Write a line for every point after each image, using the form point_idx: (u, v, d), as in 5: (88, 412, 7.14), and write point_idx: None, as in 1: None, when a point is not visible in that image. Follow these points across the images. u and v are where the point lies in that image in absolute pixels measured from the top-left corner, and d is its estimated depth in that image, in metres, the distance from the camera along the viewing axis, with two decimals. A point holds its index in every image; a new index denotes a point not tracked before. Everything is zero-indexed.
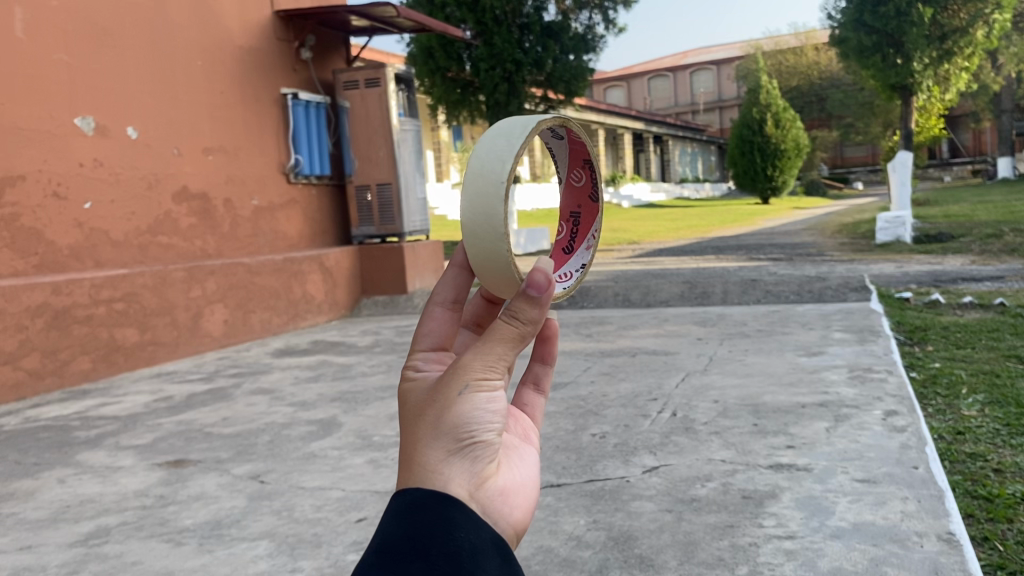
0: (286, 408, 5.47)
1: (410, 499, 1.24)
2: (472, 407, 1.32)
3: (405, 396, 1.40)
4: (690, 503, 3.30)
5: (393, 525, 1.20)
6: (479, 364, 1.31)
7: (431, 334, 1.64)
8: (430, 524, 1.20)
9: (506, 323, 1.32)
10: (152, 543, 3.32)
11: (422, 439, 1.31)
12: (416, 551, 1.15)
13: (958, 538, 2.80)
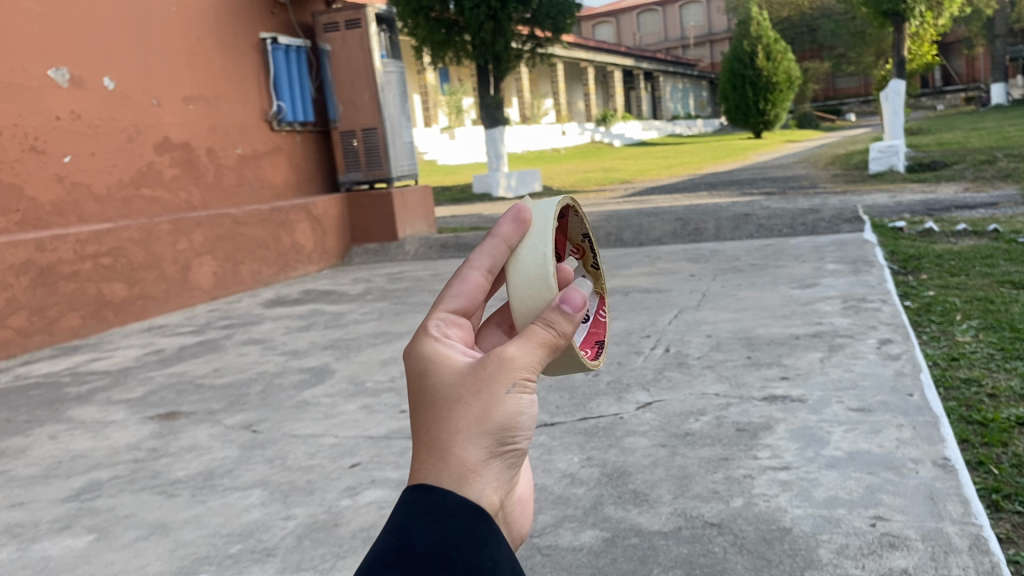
0: (277, 357, 5.43)
1: (439, 501, 1.10)
2: (517, 409, 1.15)
3: (431, 367, 1.19)
4: (684, 437, 3.29)
5: (416, 525, 1.07)
6: (525, 367, 1.17)
7: (455, 298, 1.34)
8: (457, 534, 1.08)
9: (541, 329, 1.20)
10: (144, 496, 3.30)
11: (462, 430, 1.14)
12: (440, 561, 1.04)
13: (954, 463, 2.78)
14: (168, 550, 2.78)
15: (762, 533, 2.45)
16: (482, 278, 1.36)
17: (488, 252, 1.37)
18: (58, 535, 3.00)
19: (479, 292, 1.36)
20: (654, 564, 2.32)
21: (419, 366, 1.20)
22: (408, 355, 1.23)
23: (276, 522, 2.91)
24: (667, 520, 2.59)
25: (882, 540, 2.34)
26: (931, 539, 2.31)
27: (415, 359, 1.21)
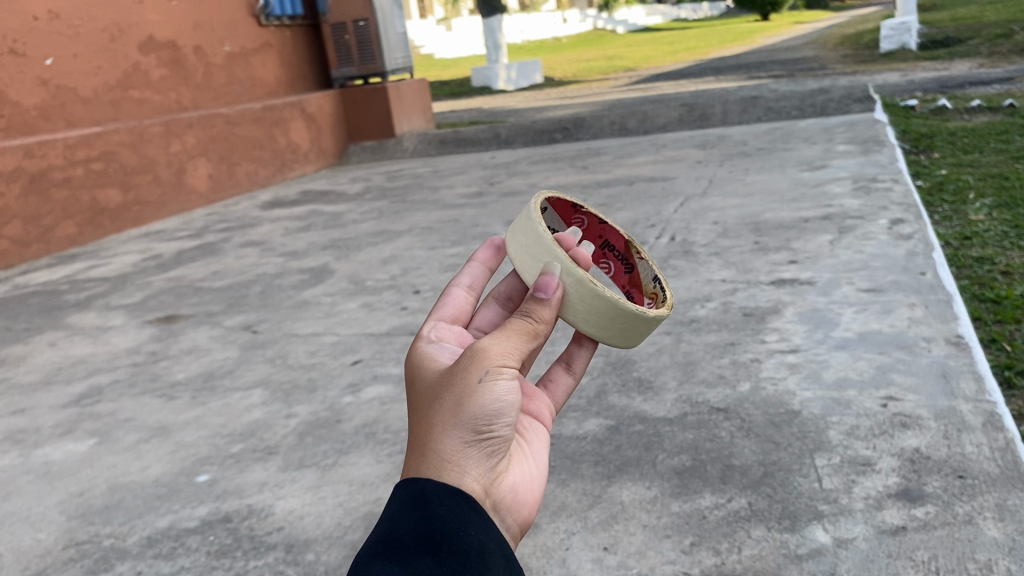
0: (276, 258, 5.34)
1: (422, 488, 1.08)
2: (493, 397, 1.18)
3: (425, 380, 1.25)
4: (689, 323, 3.21)
5: (400, 519, 1.04)
6: (498, 356, 1.21)
7: (446, 313, 1.57)
8: (442, 520, 1.04)
9: (519, 322, 1.28)
10: (145, 398, 3.26)
11: (441, 422, 1.15)
12: (426, 543, 1.00)
13: (967, 341, 2.70)
14: (169, 451, 2.74)
15: (769, 417, 2.39)
16: (465, 293, 1.62)
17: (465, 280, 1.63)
18: (60, 439, 2.98)
19: (465, 304, 1.60)
20: (659, 451, 2.27)
21: (415, 383, 1.26)
22: (410, 374, 1.30)
23: (278, 421, 2.87)
24: (672, 407, 2.53)
25: (893, 421, 2.27)
26: (944, 418, 2.25)
27: (411, 376, 1.29)
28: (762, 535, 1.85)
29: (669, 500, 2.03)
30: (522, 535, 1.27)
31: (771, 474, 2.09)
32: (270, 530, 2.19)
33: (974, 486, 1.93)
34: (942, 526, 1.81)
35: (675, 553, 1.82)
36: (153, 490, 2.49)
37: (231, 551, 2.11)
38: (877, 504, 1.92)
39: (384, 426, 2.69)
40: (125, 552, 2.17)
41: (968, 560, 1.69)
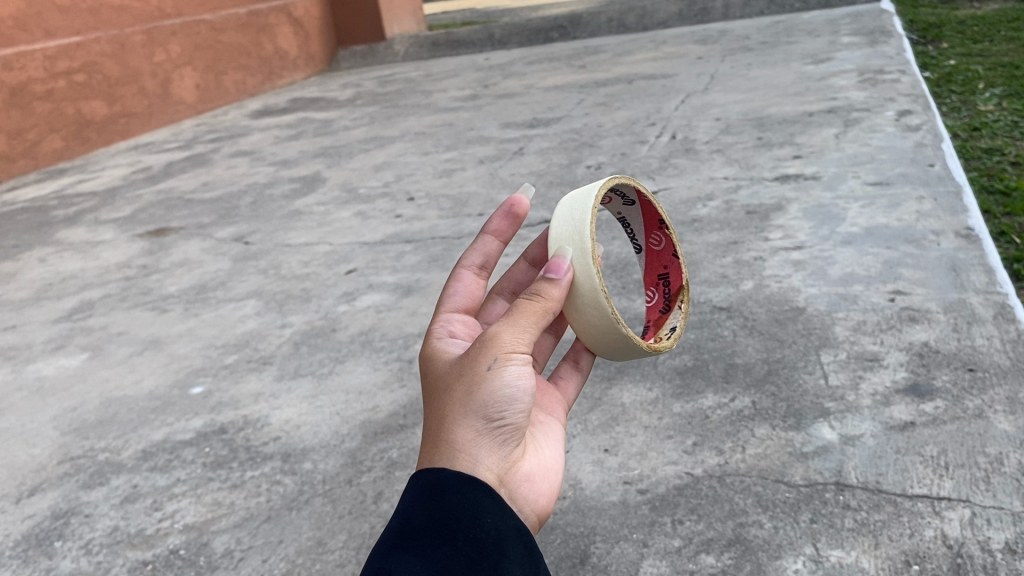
0: (267, 168, 5.21)
1: (436, 477, 1.03)
2: (504, 385, 1.09)
3: (439, 368, 1.18)
4: (691, 223, 3.12)
5: (413, 510, 0.99)
6: (509, 341, 1.11)
7: (457, 298, 1.43)
8: (457, 510, 0.99)
9: (526, 303, 1.15)
10: (137, 312, 3.20)
11: (453, 413, 1.09)
12: (442, 534, 0.96)
13: (977, 233, 2.61)
14: (163, 365, 2.69)
15: (773, 314, 2.33)
16: (475, 278, 1.47)
17: (478, 251, 1.48)
18: (52, 356, 2.93)
19: (476, 291, 1.46)
20: (660, 352, 2.22)
21: (433, 368, 1.20)
22: (429, 360, 1.23)
23: (272, 331, 2.81)
24: None
25: (902, 316, 2.21)
26: (954, 312, 2.18)
27: (428, 363, 1.22)
28: (767, 433, 1.80)
29: (671, 401, 1.98)
30: (541, 525, 1.20)
31: (775, 372, 2.04)
32: (266, 440, 2.15)
33: (985, 380, 1.88)
34: (952, 421, 1.76)
35: (678, 453, 1.78)
36: (147, 403, 2.45)
37: (227, 463, 2.07)
38: (885, 400, 1.87)
39: (381, 334, 2.63)
40: (120, 466, 2.14)
41: (978, 454, 1.64)
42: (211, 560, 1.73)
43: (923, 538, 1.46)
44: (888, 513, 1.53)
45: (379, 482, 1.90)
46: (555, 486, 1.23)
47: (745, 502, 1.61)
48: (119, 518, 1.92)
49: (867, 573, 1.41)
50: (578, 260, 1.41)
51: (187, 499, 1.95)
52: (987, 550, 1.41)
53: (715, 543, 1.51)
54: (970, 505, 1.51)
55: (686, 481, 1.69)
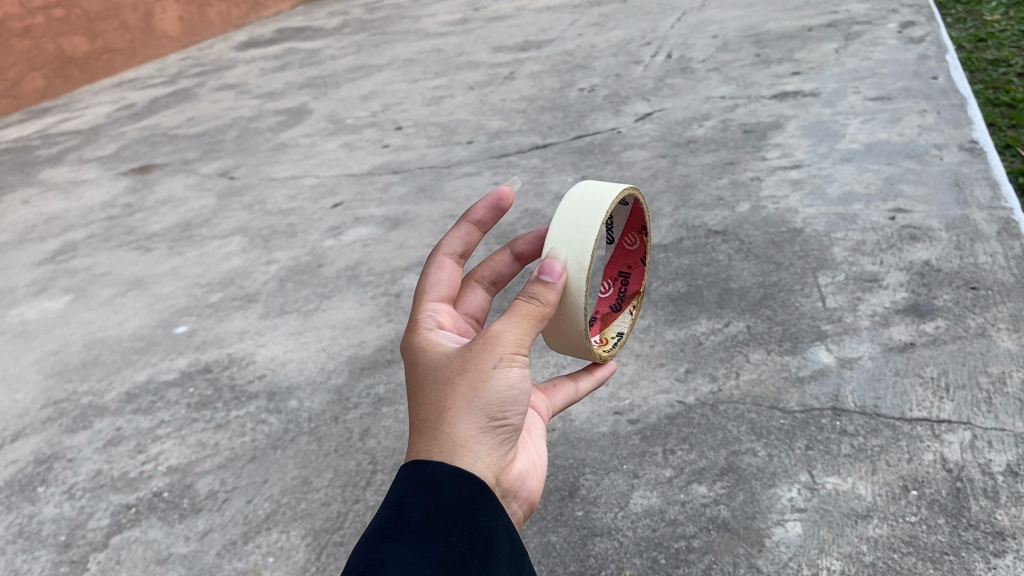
0: (253, 101, 5.07)
1: (432, 472, 0.86)
2: (508, 386, 0.96)
3: (424, 358, 1.01)
4: (686, 145, 3.02)
5: (406, 499, 0.83)
6: (511, 337, 0.97)
7: (440, 286, 1.21)
8: (453, 504, 0.84)
9: (527, 301, 1.02)
10: (121, 253, 3.12)
11: (453, 407, 0.93)
12: (437, 527, 0.80)
13: (982, 146, 2.52)
14: (146, 305, 2.63)
15: (770, 236, 2.25)
16: (456, 266, 1.25)
17: (461, 235, 1.26)
18: (35, 299, 2.87)
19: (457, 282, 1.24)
20: (653, 279, 2.15)
21: (414, 357, 1.03)
22: (408, 348, 1.06)
23: (258, 268, 2.74)
24: (667, 233, 2.39)
25: (902, 235, 2.13)
26: (956, 229, 2.10)
27: (407, 350, 1.05)
28: (762, 358, 1.75)
29: (664, 328, 1.93)
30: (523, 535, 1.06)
31: (771, 296, 1.97)
32: (251, 378, 2.10)
33: (987, 299, 1.81)
34: (953, 340, 1.70)
35: (670, 382, 1.73)
36: (130, 344, 2.40)
37: (211, 403, 2.03)
38: (884, 321, 1.81)
39: (368, 269, 2.56)
40: (104, 409, 2.10)
41: (980, 374, 1.59)
42: (195, 502, 1.69)
43: (922, 462, 1.41)
44: (886, 438, 1.48)
45: (365, 419, 1.85)
46: (537, 489, 1.08)
47: (739, 429, 1.56)
48: (102, 462, 1.88)
49: (864, 499, 1.36)
50: (574, 265, 1.23)
51: (170, 441, 1.91)
52: (988, 473, 1.37)
53: (707, 473, 1.47)
54: (971, 428, 1.46)
55: (678, 410, 1.64)
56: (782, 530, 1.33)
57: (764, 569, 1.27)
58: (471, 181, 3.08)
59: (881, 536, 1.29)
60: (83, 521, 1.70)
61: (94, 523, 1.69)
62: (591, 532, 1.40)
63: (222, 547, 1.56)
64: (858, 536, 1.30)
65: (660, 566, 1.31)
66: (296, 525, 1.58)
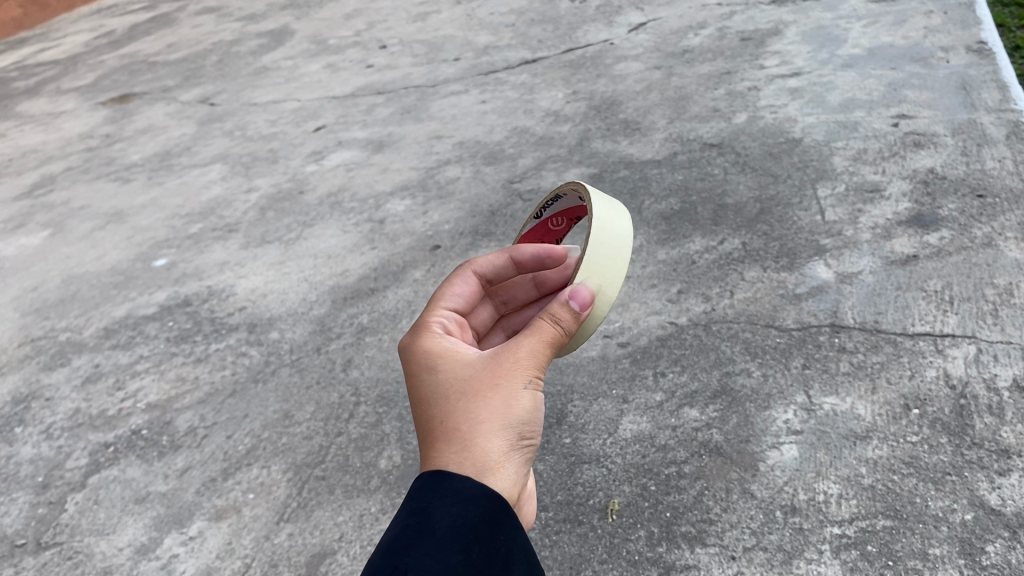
0: (234, 24, 4.89)
1: (457, 484, 0.71)
2: (537, 409, 0.81)
3: (437, 368, 0.85)
4: (681, 55, 2.89)
5: (429, 504, 0.68)
6: (539, 357, 0.83)
7: (458, 298, 1.01)
8: (480, 515, 0.68)
9: (550, 319, 0.86)
10: (99, 185, 3.03)
11: (483, 421, 0.78)
12: (459, 539, 0.65)
13: (991, 48, 2.39)
14: (125, 238, 2.55)
15: (767, 148, 2.15)
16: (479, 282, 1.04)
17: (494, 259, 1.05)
18: (12, 234, 2.79)
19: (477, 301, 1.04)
20: (645, 197, 2.06)
21: (423, 364, 0.86)
22: (411, 354, 0.88)
23: (238, 197, 2.65)
24: (661, 148, 2.29)
25: (905, 142, 2.03)
26: (963, 134, 2.00)
27: (414, 357, 0.88)
28: (758, 276, 1.68)
29: (656, 248, 1.84)
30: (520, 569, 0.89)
31: (767, 210, 1.88)
32: (231, 311, 2.03)
33: (994, 207, 1.73)
34: (958, 252, 1.62)
35: (662, 303, 1.66)
36: (108, 279, 2.33)
37: (191, 337, 1.97)
38: (886, 233, 1.73)
39: (351, 195, 2.47)
40: (82, 345, 2.04)
41: (986, 286, 1.51)
42: (174, 439, 1.64)
43: (924, 379, 1.34)
44: (887, 354, 1.41)
45: (348, 349, 1.79)
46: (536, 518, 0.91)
47: (732, 349, 1.50)
48: (80, 400, 1.83)
49: (863, 419, 1.30)
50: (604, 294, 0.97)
51: (149, 376, 1.86)
52: (993, 389, 1.30)
53: (700, 396, 1.41)
54: (976, 342, 1.39)
55: (669, 332, 1.58)
56: (777, 454, 1.27)
57: (759, 494, 1.21)
58: (458, 100, 2.96)
59: (881, 458, 1.23)
60: (60, 461, 1.66)
61: (72, 463, 1.64)
62: (579, 460, 1.35)
63: (201, 485, 1.51)
64: (857, 458, 1.23)
65: (650, 493, 1.26)
66: (276, 460, 1.52)
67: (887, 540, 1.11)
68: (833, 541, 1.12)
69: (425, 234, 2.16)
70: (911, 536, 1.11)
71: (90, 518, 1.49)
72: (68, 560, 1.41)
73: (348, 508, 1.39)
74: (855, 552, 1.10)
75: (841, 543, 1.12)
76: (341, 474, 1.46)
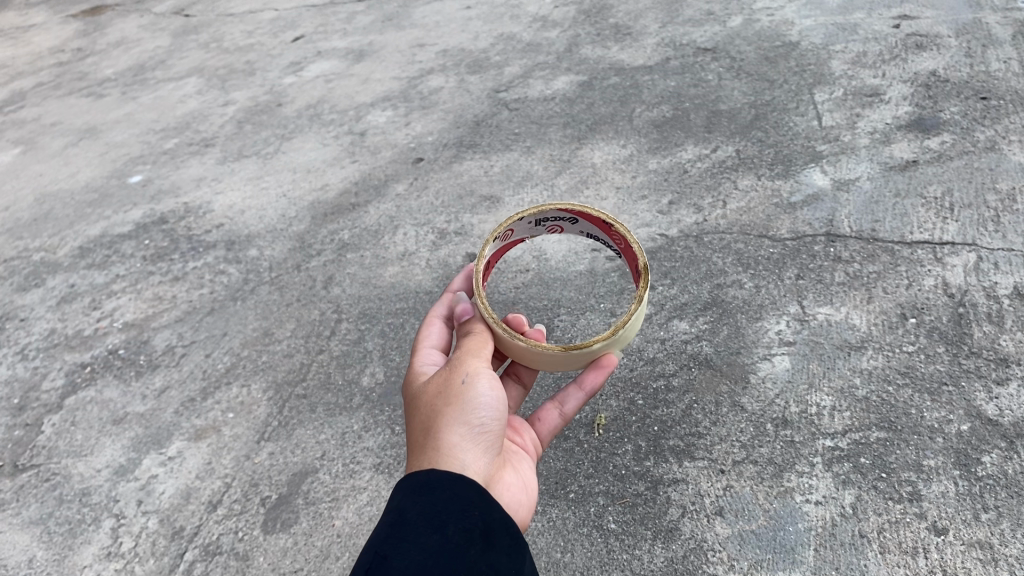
0: None
1: (428, 478, 0.70)
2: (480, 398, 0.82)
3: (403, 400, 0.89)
4: None
5: (397, 504, 0.67)
6: (476, 353, 0.86)
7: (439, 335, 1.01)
8: (451, 500, 0.67)
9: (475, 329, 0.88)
10: (72, 101, 2.92)
11: (435, 421, 0.80)
12: (435, 524, 0.64)
13: None
14: (99, 154, 2.47)
15: (763, 53, 2.07)
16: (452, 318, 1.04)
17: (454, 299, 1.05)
18: None
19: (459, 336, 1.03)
20: (636, 105, 1.98)
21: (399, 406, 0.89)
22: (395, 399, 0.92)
23: (215, 111, 2.55)
24: (653, 53, 2.20)
25: (906, 43, 1.95)
26: (967, 35, 1.92)
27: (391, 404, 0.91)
28: (751, 184, 1.61)
29: (647, 158, 1.78)
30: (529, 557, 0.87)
31: (762, 116, 1.81)
32: (209, 228, 1.97)
33: (999, 109, 1.66)
34: (960, 156, 1.56)
35: (652, 215, 1.60)
36: (82, 197, 2.25)
37: (168, 255, 1.91)
38: (885, 139, 1.66)
39: (331, 107, 2.38)
40: (57, 265, 1.98)
41: (988, 192, 1.46)
42: (151, 359, 1.60)
43: (922, 288, 1.30)
44: (884, 263, 1.36)
45: (329, 266, 1.73)
46: (530, 508, 0.90)
47: (724, 261, 1.45)
48: (56, 320, 1.79)
49: (858, 329, 1.26)
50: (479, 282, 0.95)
51: (126, 296, 1.80)
52: (993, 297, 1.26)
53: (690, 309, 1.36)
54: (977, 249, 1.35)
55: (659, 244, 1.52)
56: (768, 366, 1.23)
57: (749, 407, 1.18)
58: (441, 7, 2.83)
59: (876, 368, 1.19)
60: (37, 382, 1.62)
61: (48, 384, 1.60)
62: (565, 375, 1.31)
63: (180, 405, 1.47)
64: (851, 369, 1.20)
65: (638, 407, 1.22)
66: (256, 378, 1.49)
67: (881, 452, 1.08)
68: (825, 454, 1.09)
69: (408, 146, 2.08)
70: (905, 448, 1.08)
71: (68, 439, 1.46)
72: (45, 481, 1.38)
73: (330, 426, 1.35)
74: (848, 465, 1.07)
75: (833, 456, 1.09)
76: (323, 392, 1.43)
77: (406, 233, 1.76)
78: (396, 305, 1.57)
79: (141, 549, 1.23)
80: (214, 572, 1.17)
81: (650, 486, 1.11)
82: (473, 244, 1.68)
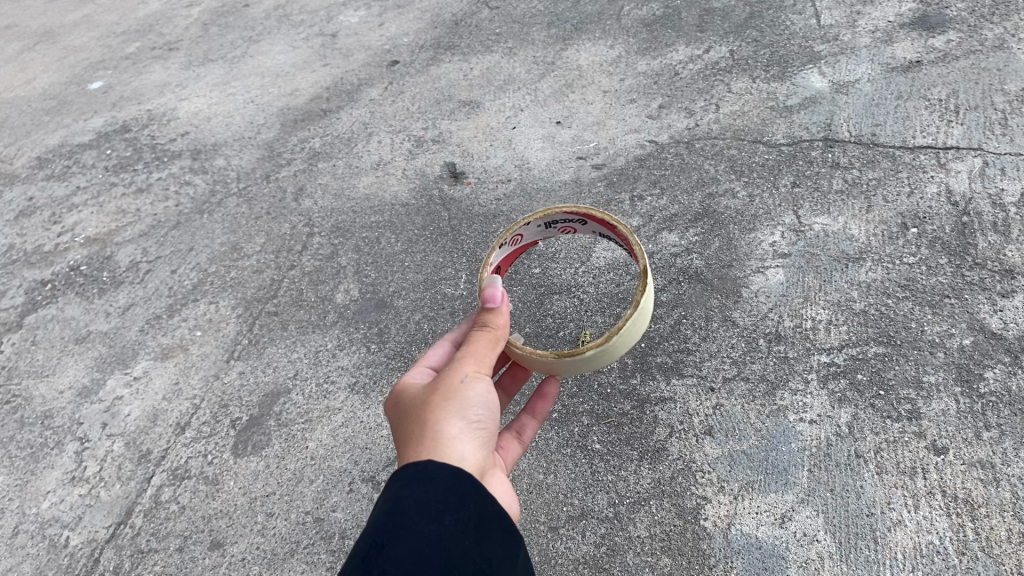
0: None
1: (425, 466, 0.62)
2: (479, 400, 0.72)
3: (392, 401, 0.78)
4: None
5: (389, 491, 0.59)
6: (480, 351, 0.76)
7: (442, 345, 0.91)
8: (447, 488, 0.60)
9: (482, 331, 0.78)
10: (26, 3, 2.76)
11: (428, 412, 0.70)
12: (433, 513, 0.57)
13: None
14: (56, 59, 2.33)
15: None
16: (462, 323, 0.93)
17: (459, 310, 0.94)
18: None
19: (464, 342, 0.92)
20: (624, 3, 1.87)
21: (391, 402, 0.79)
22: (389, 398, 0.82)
23: (178, 12, 2.41)
24: None
25: None
26: None
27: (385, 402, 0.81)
28: (746, 87, 1.53)
29: (636, 59, 1.68)
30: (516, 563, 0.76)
31: (758, 15, 1.71)
32: (173, 137, 1.87)
33: (1007, 6, 1.57)
34: (966, 56, 1.47)
35: (641, 121, 1.51)
36: (40, 104, 2.13)
37: (131, 166, 1.81)
38: (887, 38, 1.57)
39: (301, 8, 2.25)
40: (14, 178, 1.88)
41: (995, 94, 1.38)
42: (115, 275, 1.52)
43: (924, 196, 1.23)
44: (884, 170, 1.29)
45: (300, 176, 1.64)
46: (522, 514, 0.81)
47: (717, 168, 1.37)
48: (15, 235, 1.70)
49: (857, 240, 1.19)
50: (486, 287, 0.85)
51: (87, 209, 1.71)
52: (999, 206, 1.19)
53: (680, 220, 1.29)
54: (982, 154, 1.28)
55: (648, 151, 1.44)
56: (762, 279, 1.17)
57: (741, 323, 1.12)
58: None
59: (874, 281, 1.13)
60: None
61: (8, 302, 1.53)
62: (549, 290, 1.24)
63: (146, 323, 1.40)
64: (848, 282, 1.14)
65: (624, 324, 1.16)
66: (225, 295, 1.42)
67: (880, 368, 1.03)
68: (820, 370, 1.04)
69: (382, 48, 1.97)
70: (904, 363, 1.03)
71: (28, 360, 1.40)
72: (6, 404, 1.32)
73: (303, 345, 1.29)
74: (844, 382, 1.02)
75: (829, 373, 1.04)
76: (295, 309, 1.36)
77: (381, 141, 1.67)
78: (371, 219, 1.49)
79: (106, 474, 1.17)
80: (182, 497, 1.12)
81: (636, 406, 1.06)
82: (452, 151, 1.59)
